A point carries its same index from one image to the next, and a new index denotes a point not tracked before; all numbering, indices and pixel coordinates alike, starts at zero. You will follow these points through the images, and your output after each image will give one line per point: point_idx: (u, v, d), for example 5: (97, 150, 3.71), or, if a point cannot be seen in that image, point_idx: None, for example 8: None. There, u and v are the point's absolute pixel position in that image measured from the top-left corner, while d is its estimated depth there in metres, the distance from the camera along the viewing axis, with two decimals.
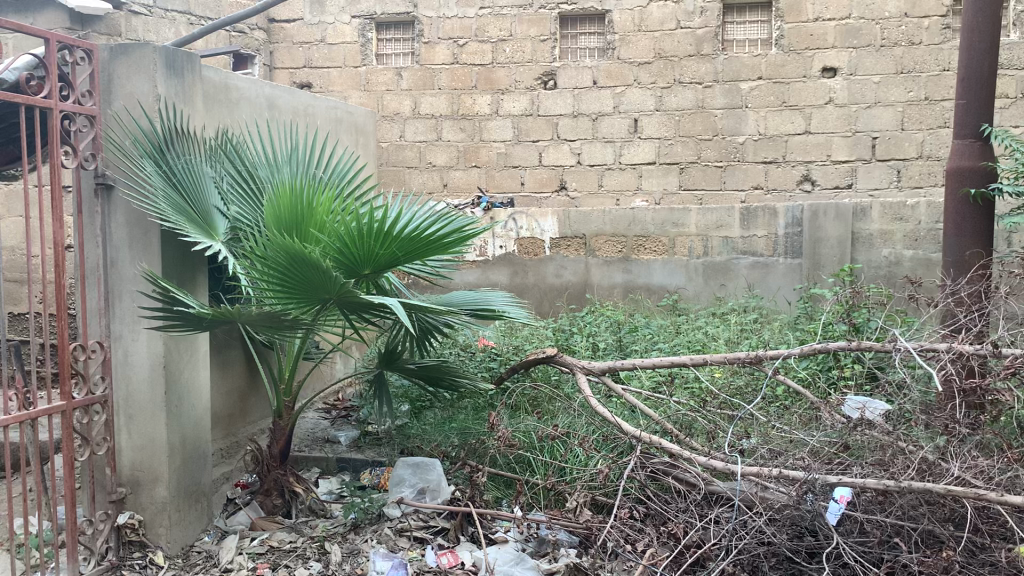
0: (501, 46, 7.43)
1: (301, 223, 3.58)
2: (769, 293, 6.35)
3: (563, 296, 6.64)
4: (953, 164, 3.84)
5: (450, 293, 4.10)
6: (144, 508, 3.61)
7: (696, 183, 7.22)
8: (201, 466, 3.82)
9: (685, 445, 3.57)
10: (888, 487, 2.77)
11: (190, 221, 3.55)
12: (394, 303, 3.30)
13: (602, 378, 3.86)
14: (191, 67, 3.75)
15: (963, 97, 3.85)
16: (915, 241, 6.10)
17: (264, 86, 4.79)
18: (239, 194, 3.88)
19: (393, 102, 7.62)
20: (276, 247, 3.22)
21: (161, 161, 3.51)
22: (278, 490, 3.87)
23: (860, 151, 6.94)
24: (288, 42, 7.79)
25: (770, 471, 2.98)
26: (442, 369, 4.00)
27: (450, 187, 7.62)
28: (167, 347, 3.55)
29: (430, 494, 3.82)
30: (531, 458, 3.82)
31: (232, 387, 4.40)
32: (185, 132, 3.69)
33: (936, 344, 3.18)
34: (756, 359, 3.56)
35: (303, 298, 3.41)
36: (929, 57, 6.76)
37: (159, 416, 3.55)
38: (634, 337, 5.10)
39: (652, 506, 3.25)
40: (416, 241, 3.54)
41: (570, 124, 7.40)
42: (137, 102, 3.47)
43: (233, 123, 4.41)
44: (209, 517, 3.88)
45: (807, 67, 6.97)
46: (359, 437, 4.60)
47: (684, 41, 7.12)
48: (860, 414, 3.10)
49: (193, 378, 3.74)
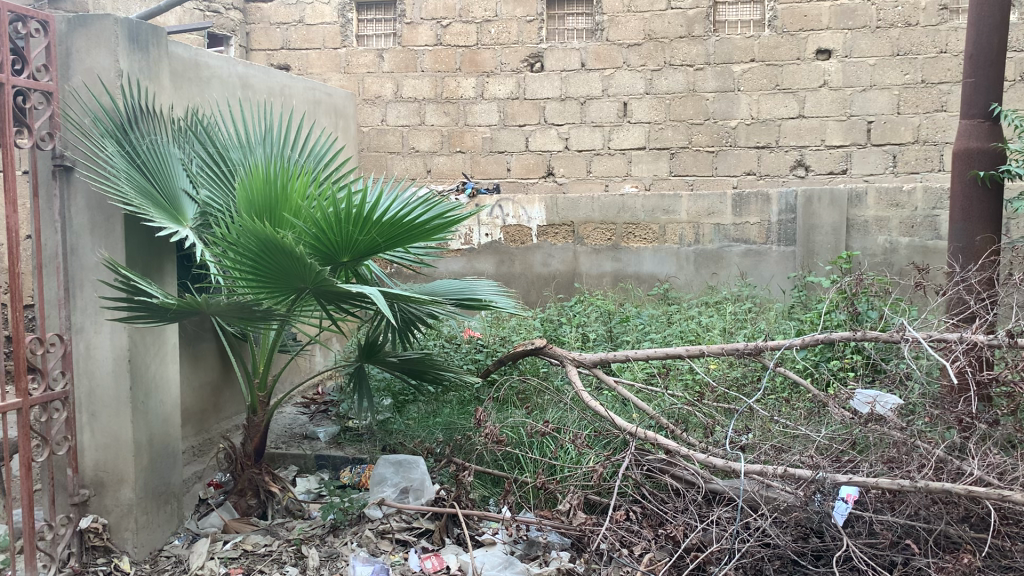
0: (486, 26, 7.20)
1: (274, 208, 3.37)
2: (762, 282, 6.17)
3: (551, 286, 6.46)
4: (961, 145, 3.66)
5: (433, 283, 3.90)
6: (109, 511, 3.39)
7: (687, 168, 7.05)
8: (171, 465, 3.61)
9: (681, 441, 3.39)
10: (903, 488, 2.60)
11: (155, 205, 3.32)
12: (374, 292, 3.09)
13: (593, 370, 3.68)
14: (158, 42, 3.53)
15: (971, 76, 3.65)
16: (911, 228, 5.90)
17: (236, 65, 4.58)
18: (208, 177, 3.67)
19: (374, 84, 7.39)
20: (247, 232, 3.00)
21: (123, 141, 3.28)
22: (253, 490, 3.67)
23: (855, 136, 6.78)
24: (266, 22, 7.55)
25: (774, 470, 2.82)
26: (425, 362, 3.80)
27: (433, 173, 7.41)
28: (133, 340, 3.33)
29: (413, 494, 3.62)
30: (519, 456, 3.64)
31: (204, 380, 4.20)
32: (151, 111, 3.47)
33: (947, 336, 3.03)
34: (756, 350, 3.39)
35: (276, 287, 3.19)
36: (927, 38, 6.58)
37: (124, 413, 3.33)
38: (625, 327, 4.93)
39: (648, 507, 3.06)
40: (397, 226, 3.33)
41: (557, 108, 7.20)
42: (98, 78, 3.24)
43: (202, 102, 4.19)
44: (180, 518, 3.67)
45: (801, 49, 6.80)
46: (339, 433, 4.40)
47: (675, 22, 6.92)
48: (871, 408, 2.92)
49: (161, 373, 3.52)
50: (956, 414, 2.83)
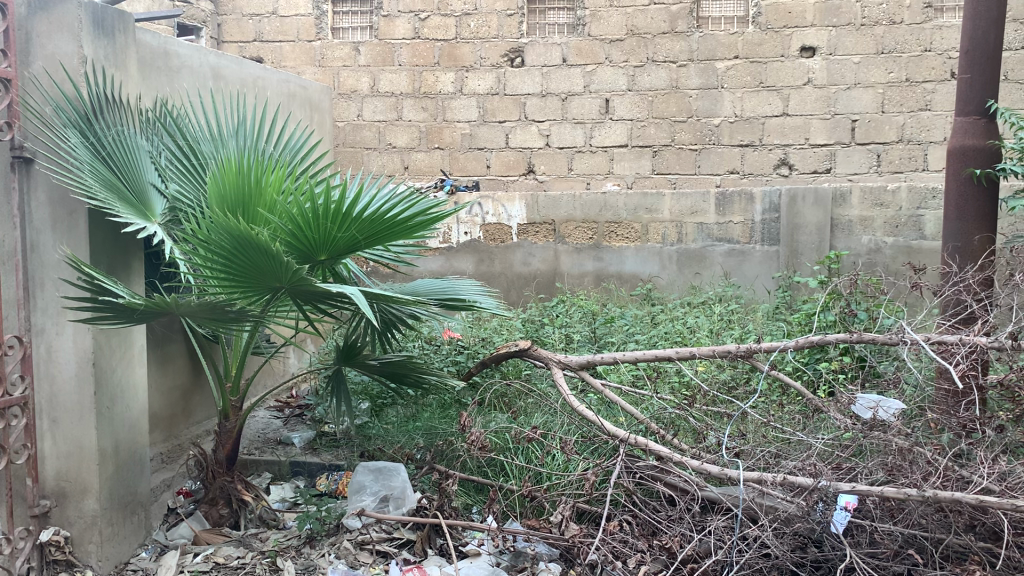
0: (465, 20, 7.05)
1: (247, 203, 3.22)
2: (746, 282, 6.09)
3: (531, 285, 6.33)
4: (956, 143, 3.57)
5: (414, 282, 3.76)
6: (72, 523, 3.20)
7: (670, 166, 6.96)
8: (138, 473, 3.42)
9: (670, 446, 3.29)
10: (909, 497, 2.49)
11: (120, 199, 3.15)
12: (355, 292, 2.93)
13: (579, 373, 3.55)
14: (126, 29, 3.35)
15: (966, 73, 3.55)
16: (895, 228, 5.82)
17: (209, 54, 4.42)
18: (178, 170, 3.50)
19: (350, 79, 7.23)
20: (220, 228, 2.84)
21: (88, 131, 3.10)
22: (225, 499, 3.52)
23: (838, 134, 6.72)
24: (237, 14, 7.34)
25: (773, 478, 2.70)
26: (406, 365, 3.66)
27: (411, 170, 7.26)
28: (98, 341, 3.15)
29: (394, 502, 3.45)
30: (504, 462, 3.49)
31: (174, 385, 4.03)
32: (117, 100, 3.29)
33: (947, 338, 2.94)
34: (749, 352, 3.25)
35: (250, 286, 3.03)
36: (911, 36, 6.53)
37: (88, 419, 3.14)
38: (610, 328, 4.81)
39: (641, 516, 2.95)
40: (379, 223, 3.18)
41: (538, 104, 7.07)
42: (60, 65, 3.04)
43: (172, 93, 4.02)
44: (148, 529, 3.48)
45: (785, 46, 6.72)
46: (315, 439, 4.24)
47: (658, 17, 6.82)
48: (873, 413, 2.82)
49: (127, 376, 3.34)
50: (960, 420, 2.74)
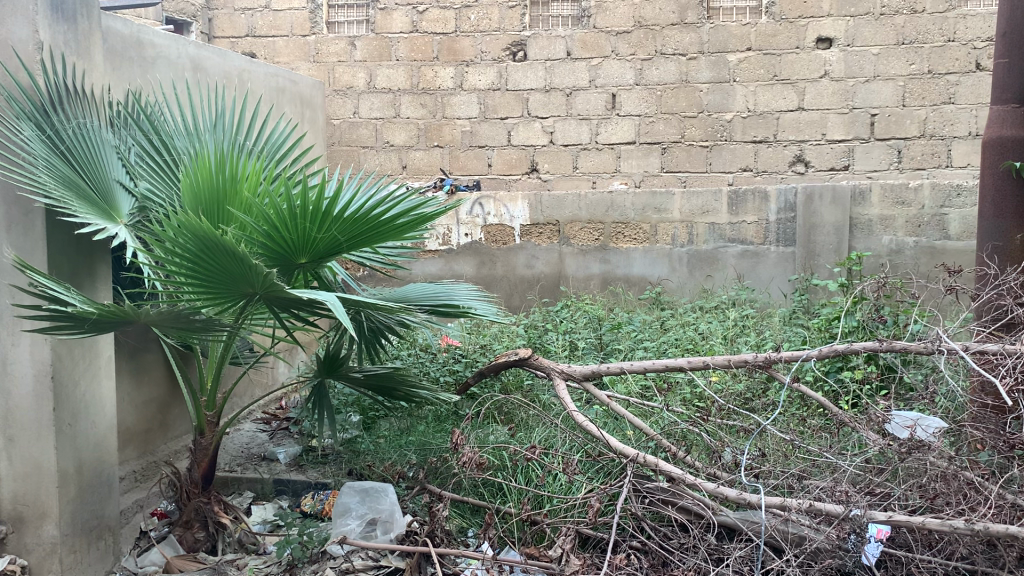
0: (465, 12, 6.79)
1: (219, 202, 2.95)
2: (761, 285, 5.80)
3: (535, 289, 6.07)
4: (993, 134, 3.26)
5: (405, 288, 3.48)
6: (30, 550, 2.93)
7: (679, 164, 6.68)
8: (106, 495, 3.16)
9: (683, 465, 3.02)
10: (957, 529, 2.21)
11: (80, 198, 2.88)
12: (331, 299, 2.66)
13: (583, 384, 3.26)
14: (91, 14, 3.08)
15: (1004, 56, 3.25)
16: (917, 227, 5.54)
17: (188, 45, 4.18)
18: (148, 168, 3.25)
19: (345, 74, 6.97)
20: (183, 228, 2.57)
21: (45, 124, 2.84)
22: (201, 522, 3.22)
23: (857, 130, 6.43)
24: (228, 8, 7.09)
25: (797, 504, 2.41)
26: (396, 377, 3.39)
27: (409, 169, 6.99)
28: (57, 352, 2.88)
29: (381, 526, 3.17)
30: (501, 483, 3.22)
31: (148, 397, 3.78)
32: (80, 91, 3.02)
33: (987, 347, 2.65)
34: (769, 363, 2.95)
35: (219, 292, 2.76)
36: (933, 26, 6.24)
37: (47, 437, 2.87)
38: (616, 335, 4.52)
39: (650, 545, 2.66)
40: (361, 223, 2.91)
41: (541, 99, 6.81)
42: (13, 51, 2.77)
43: (146, 85, 3.79)
44: (117, 555, 3.21)
45: (801, 37, 6.44)
46: (302, 454, 3.98)
47: (666, 8, 6.55)
48: (911, 432, 2.53)
49: (93, 389, 3.08)
50: (1007, 441, 2.45)
